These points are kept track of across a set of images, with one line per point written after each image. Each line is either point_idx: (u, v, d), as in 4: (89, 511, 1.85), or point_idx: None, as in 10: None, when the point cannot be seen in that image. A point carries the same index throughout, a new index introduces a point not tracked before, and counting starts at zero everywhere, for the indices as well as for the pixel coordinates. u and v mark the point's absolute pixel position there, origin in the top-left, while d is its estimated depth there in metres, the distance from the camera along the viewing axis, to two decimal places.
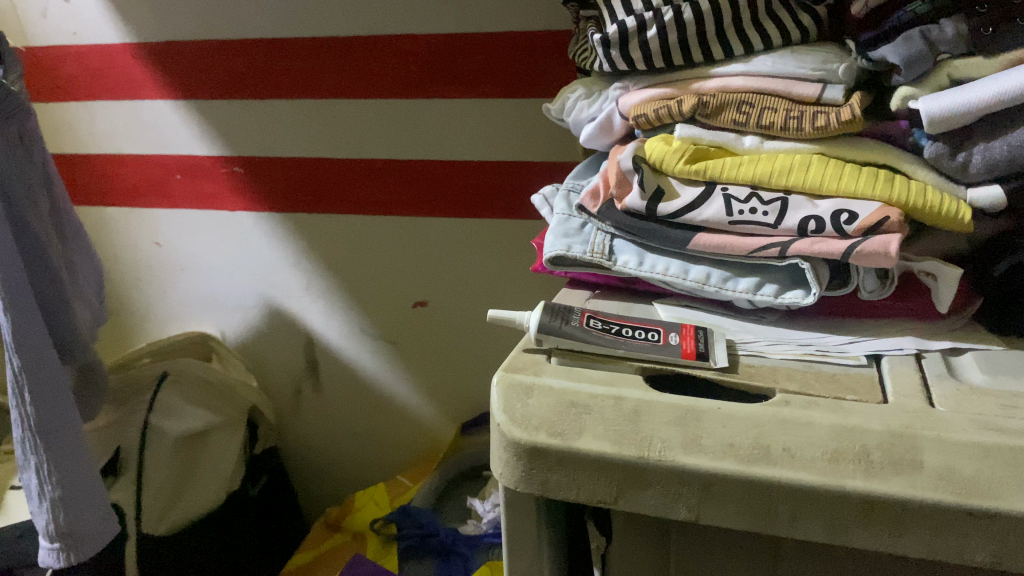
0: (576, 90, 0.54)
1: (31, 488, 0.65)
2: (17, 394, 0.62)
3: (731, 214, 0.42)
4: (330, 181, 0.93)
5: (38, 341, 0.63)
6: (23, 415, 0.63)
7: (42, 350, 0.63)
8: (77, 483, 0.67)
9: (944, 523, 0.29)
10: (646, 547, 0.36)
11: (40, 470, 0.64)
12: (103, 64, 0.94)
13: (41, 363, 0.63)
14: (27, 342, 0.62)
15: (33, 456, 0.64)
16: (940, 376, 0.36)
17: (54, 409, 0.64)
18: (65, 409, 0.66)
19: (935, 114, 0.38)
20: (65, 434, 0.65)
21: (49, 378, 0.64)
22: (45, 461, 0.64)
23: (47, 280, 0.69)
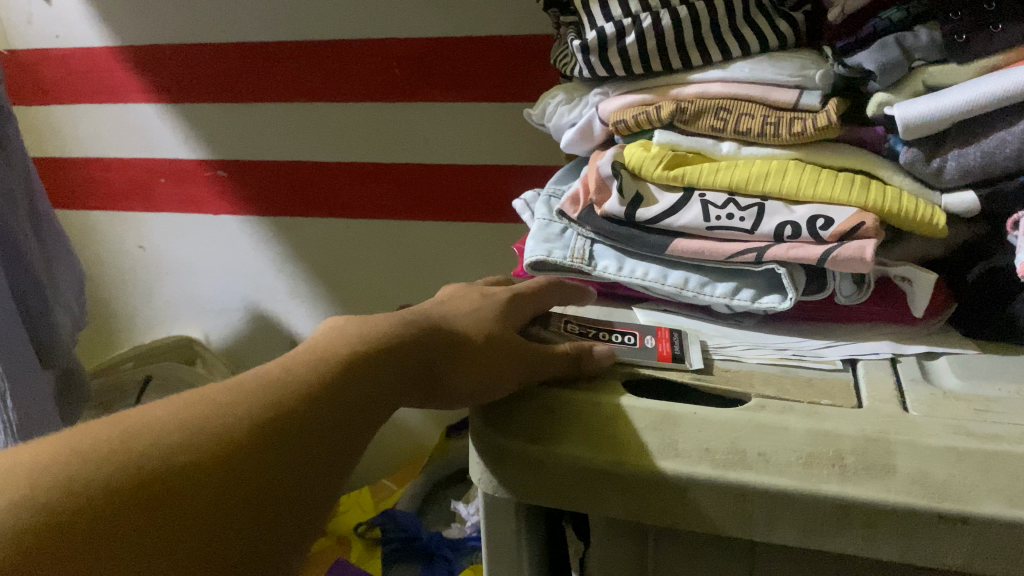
0: (557, 95, 0.54)
1: None
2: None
3: (708, 220, 0.42)
4: (316, 184, 0.93)
5: (18, 349, 0.63)
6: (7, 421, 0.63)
7: (17, 354, 0.63)
8: None
9: (916, 527, 0.30)
10: (626, 551, 0.36)
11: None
12: (86, 67, 0.93)
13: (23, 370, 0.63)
14: (10, 349, 0.61)
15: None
16: (914, 380, 0.37)
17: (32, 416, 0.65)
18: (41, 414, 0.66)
19: (910, 121, 0.38)
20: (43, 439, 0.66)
21: (25, 383, 0.64)
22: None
23: (30, 287, 0.69)
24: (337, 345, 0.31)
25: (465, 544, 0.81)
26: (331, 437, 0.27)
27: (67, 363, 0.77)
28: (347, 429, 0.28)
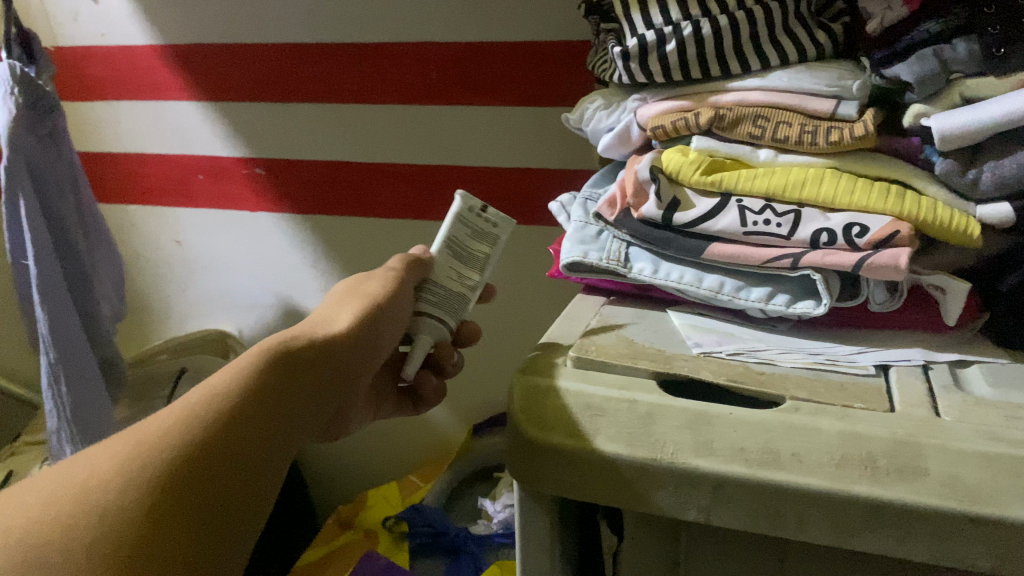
0: (595, 101, 0.55)
1: None
2: (51, 384, 0.66)
3: (745, 225, 0.43)
4: (350, 184, 0.94)
5: (70, 336, 0.67)
6: (59, 405, 0.66)
7: (72, 341, 0.67)
8: None
9: (946, 529, 0.30)
10: (657, 547, 0.37)
11: (72, 457, 0.68)
12: (129, 65, 0.96)
13: (74, 356, 0.66)
14: (61, 336, 0.65)
15: (66, 444, 0.68)
16: (947, 387, 0.37)
17: (86, 404, 0.69)
18: (93, 396, 0.70)
19: (947, 133, 0.39)
20: (93, 424, 0.69)
21: (79, 368, 0.67)
22: (78, 449, 0.68)
23: (78, 277, 0.72)
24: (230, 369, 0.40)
25: (490, 540, 0.82)
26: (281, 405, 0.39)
27: (108, 351, 0.79)
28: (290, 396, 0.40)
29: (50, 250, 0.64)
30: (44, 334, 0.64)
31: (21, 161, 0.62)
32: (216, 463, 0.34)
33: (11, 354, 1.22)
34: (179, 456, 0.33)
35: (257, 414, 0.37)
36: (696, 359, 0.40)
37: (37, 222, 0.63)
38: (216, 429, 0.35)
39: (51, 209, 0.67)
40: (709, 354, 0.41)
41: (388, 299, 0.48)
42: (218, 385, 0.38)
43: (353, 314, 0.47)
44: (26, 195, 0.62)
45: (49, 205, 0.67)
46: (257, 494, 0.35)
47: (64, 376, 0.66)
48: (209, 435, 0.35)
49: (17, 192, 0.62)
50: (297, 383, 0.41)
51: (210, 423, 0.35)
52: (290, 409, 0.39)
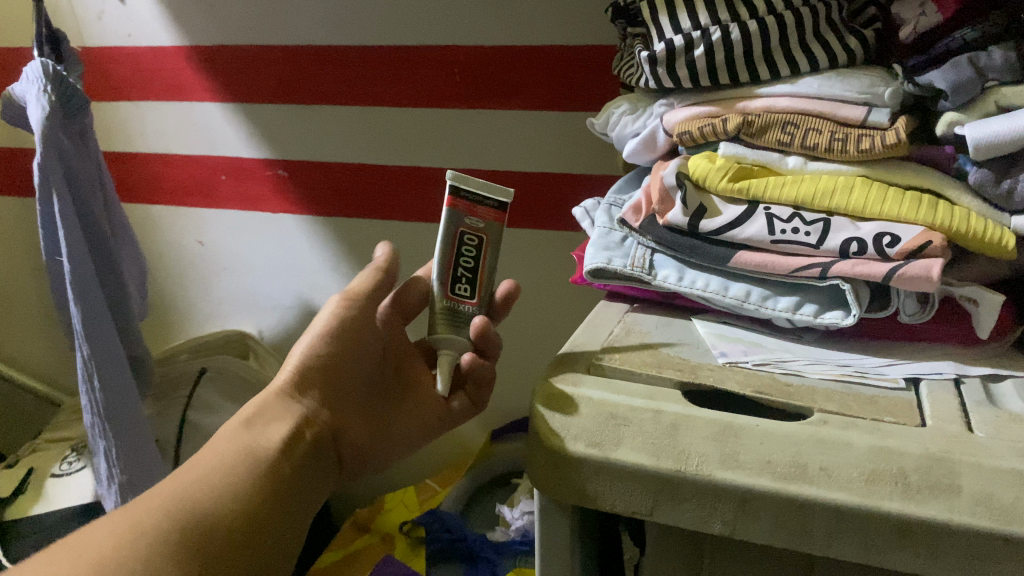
0: (621, 105, 0.54)
1: (102, 472, 0.69)
2: (85, 379, 0.66)
3: (773, 233, 0.42)
4: (373, 187, 0.94)
5: (104, 333, 0.67)
6: (93, 401, 0.67)
7: (106, 339, 0.67)
8: (140, 467, 0.71)
9: (979, 548, 0.30)
10: (680, 560, 0.36)
11: (109, 454, 0.68)
12: (156, 65, 0.96)
13: (107, 353, 0.67)
14: (97, 331, 0.66)
15: (101, 439, 0.68)
16: (979, 402, 0.36)
17: (121, 402, 0.69)
18: (129, 398, 0.70)
19: (981, 142, 0.38)
20: (131, 425, 0.70)
21: (111, 366, 0.68)
22: (113, 445, 0.68)
23: (105, 276, 0.72)
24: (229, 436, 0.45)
25: (508, 547, 0.81)
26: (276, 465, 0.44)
27: (134, 350, 0.79)
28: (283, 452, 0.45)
29: (83, 246, 0.65)
30: (78, 329, 0.66)
31: (55, 157, 0.62)
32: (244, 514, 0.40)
33: (35, 351, 1.23)
34: (184, 514, 0.37)
35: (250, 476, 0.42)
36: (722, 369, 0.40)
37: (70, 219, 0.64)
38: (210, 492, 0.40)
39: (85, 207, 0.68)
40: (735, 364, 0.40)
41: (343, 336, 0.50)
42: (202, 459, 0.42)
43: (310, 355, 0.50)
44: (62, 193, 0.63)
45: (82, 205, 0.67)
46: (263, 543, 0.40)
47: (97, 372, 0.66)
48: (207, 497, 0.39)
49: (51, 188, 0.63)
50: (273, 440, 0.45)
51: (200, 488, 0.40)
52: (280, 467, 0.44)
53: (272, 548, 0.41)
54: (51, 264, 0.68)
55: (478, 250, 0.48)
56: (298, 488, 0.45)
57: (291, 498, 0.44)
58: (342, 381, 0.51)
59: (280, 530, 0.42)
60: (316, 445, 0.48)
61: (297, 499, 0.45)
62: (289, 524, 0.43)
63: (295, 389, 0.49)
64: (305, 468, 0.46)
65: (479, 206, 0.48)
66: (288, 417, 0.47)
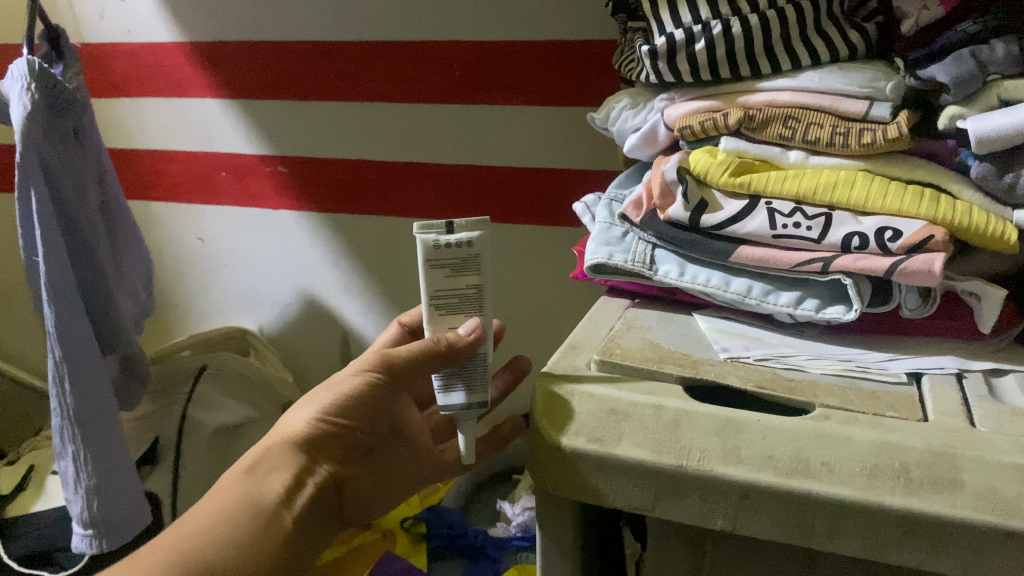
0: (622, 100, 0.54)
1: (67, 474, 0.69)
2: (56, 381, 0.67)
3: (774, 228, 0.42)
4: (373, 183, 0.94)
5: (80, 335, 0.67)
6: (61, 404, 0.67)
7: (82, 339, 0.67)
8: (114, 473, 0.71)
9: (982, 543, 0.30)
10: (681, 555, 0.36)
11: (75, 458, 0.68)
12: (155, 62, 0.96)
13: (81, 358, 0.67)
14: (69, 334, 0.66)
15: (70, 445, 0.68)
16: (981, 397, 0.36)
17: (91, 398, 0.68)
18: (105, 401, 0.70)
19: (983, 135, 0.37)
20: (99, 422, 0.70)
21: (88, 369, 0.68)
22: (80, 450, 0.68)
23: (91, 279, 0.71)
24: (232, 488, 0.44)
25: (509, 544, 0.82)
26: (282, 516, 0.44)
27: (127, 351, 0.79)
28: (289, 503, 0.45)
29: (62, 246, 0.65)
30: (52, 334, 0.66)
31: (33, 156, 0.62)
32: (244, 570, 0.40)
33: (34, 348, 1.23)
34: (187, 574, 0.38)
35: (251, 527, 0.42)
36: (723, 364, 0.40)
37: (48, 218, 0.64)
38: (214, 541, 0.40)
39: (65, 208, 0.67)
40: (736, 359, 0.40)
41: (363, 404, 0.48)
42: (200, 512, 0.42)
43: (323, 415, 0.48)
44: (39, 192, 0.63)
45: (64, 206, 0.67)
46: None
47: (68, 375, 0.66)
48: (209, 552, 0.40)
49: (29, 185, 0.62)
50: (275, 490, 0.44)
51: (200, 543, 0.40)
52: (282, 518, 0.44)
53: None
54: (27, 264, 0.67)
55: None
56: (304, 537, 0.45)
57: (297, 546, 0.44)
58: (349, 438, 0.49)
59: None
60: (318, 496, 0.47)
61: (300, 547, 0.44)
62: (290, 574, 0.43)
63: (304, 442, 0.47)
64: (310, 518, 0.46)
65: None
66: (290, 467, 0.46)
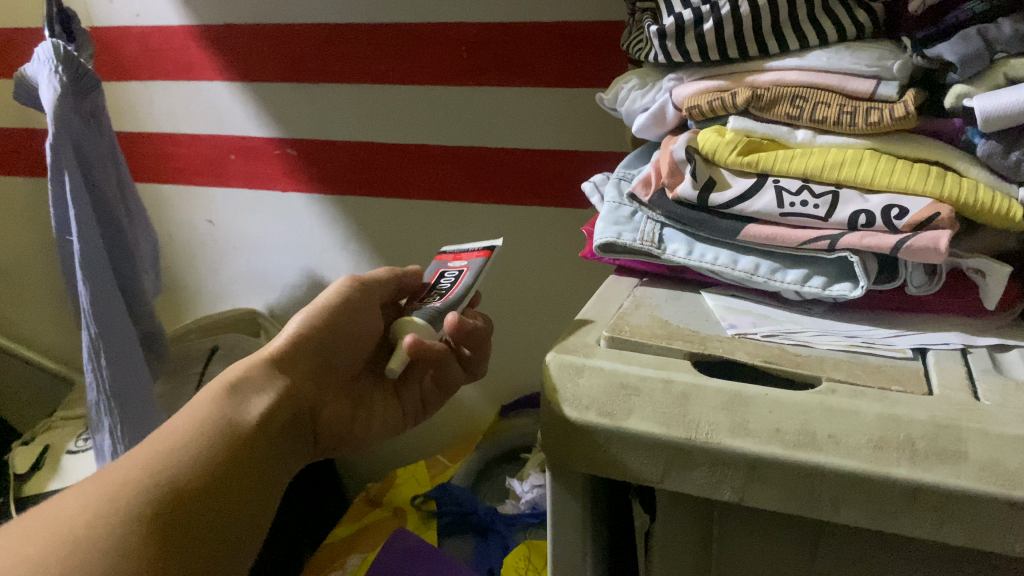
0: (630, 81, 0.55)
1: (105, 447, 0.71)
2: (91, 357, 0.67)
3: (782, 206, 0.42)
4: (382, 165, 0.95)
5: (112, 310, 0.68)
6: (98, 378, 0.68)
7: (113, 315, 0.68)
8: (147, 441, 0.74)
9: (986, 513, 0.30)
10: (689, 524, 0.37)
11: (112, 432, 0.70)
12: (165, 45, 0.96)
13: (113, 333, 0.68)
14: (102, 311, 0.67)
15: (106, 418, 0.69)
16: (986, 371, 0.37)
17: (128, 371, 0.70)
18: (137, 376, 0.71)
19: (990, 114, 0.38)
20: (134, 396, 0.71)
21: (122, 344, 0.69)
22: (117, 424, 0.69)
23: (119, 254, 0.73)
24: (216, 396, 0.45)
25: (519, 520, 0.82)
26: (264, 432, 0.45)
27: (151, 326, 0.81)
28: (271, 420, 0.46)
29: (93, 226, 0.66)
30: (86, 310, 0.66)
31: (67, 137, 0.63)
32: (225, 475, 0.41)
33: (46, 330, 1.24)
34: (151, 488, 0.37)
35: (222, 442, 0.42)
36: (731, 340, 0.40)
37: (81, 197, 0.64)
38: (195, 445, 0.41)
39: (95, 186, 0.68)
40: (744, 336, 0.41)
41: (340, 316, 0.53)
42: (181, 418, 0.43)
43: (303, 329, 0.51)
44: (72, 173, 0.64)
45: (93, 184, 0.68)
46: (239, 504, 0.41)
47: (103, 351, 0.67)
48: (175, 466, 0.39)
49: (61, 167, 0.63)
50: (257, 410, 0.46)
51: (164, 461, 0.39)
52: (255, 440, 0.44)
53: (245, 505, 0.41)
54: (60, 244, 0.68)
55: (455, 278, 0.53)
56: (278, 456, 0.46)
57: (265, 470, 0.44)
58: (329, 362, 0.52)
59: (250, 495, 0.42)
60: (296, 421, 0.49)
61: (275, 462, 0.45)
62: (256, 499, 0.42)
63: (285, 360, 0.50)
64: (284, 439, 0.47)
65: (464, 254, 0.57)
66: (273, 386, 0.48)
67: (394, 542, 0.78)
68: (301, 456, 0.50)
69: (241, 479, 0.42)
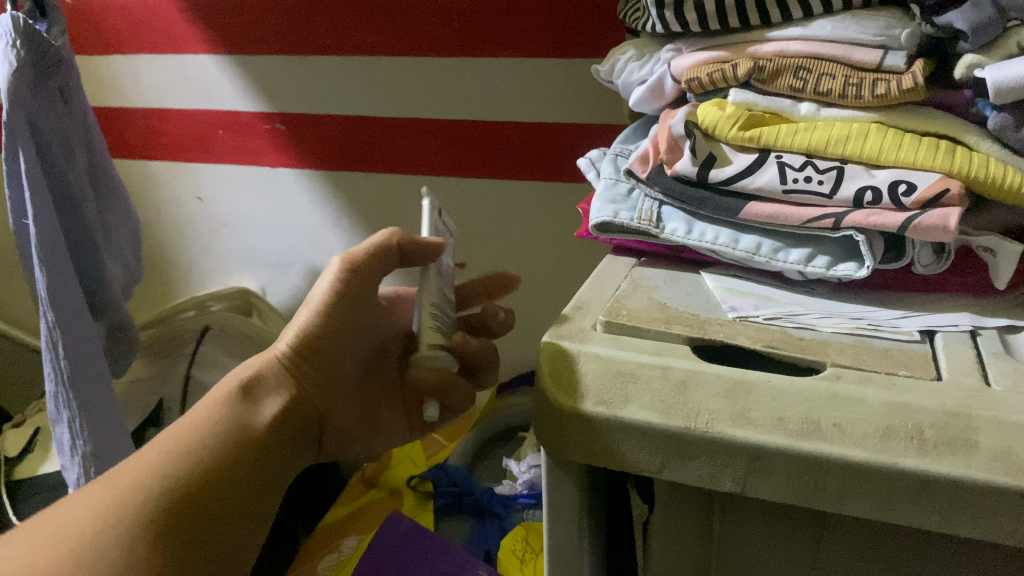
0: (628, 51, 0.52)
1: (64, 441, 0.69)
2: (49, 348, 0.65)
3: (785, 182, 0.41)
4: (374, 139, 0.93)
5: (69, 300, 0.66)
6: (57, 369, 0.66)
7: (69, 301, 0.66)
8: (102, 435, 0.71)
9: (998, 505, 0.29)
10: (687, 515, 0.36)
11: (71, 424, 0.68)
12: (148, 17, 0.94)
13: (71, 321, 0.66)
14: (59, 298, 0.65)
15: (65, 410, 0.68)
16: (996, 354, 0.35)
17: (84, 362, 0.68)
18: (92, 362, 0.69)
19: (1002, 85, 0.36)
20: (91, 388, 0.69)
21: (78, 335, 0.67)
22: (76, 417, 0.68)
23: (77, 239, 0.70)
24: (226, 404, 0.45)
25: (516, 501, 0.82)
26: (267, 448, 0.45)
27: (115, 317, 0.79)
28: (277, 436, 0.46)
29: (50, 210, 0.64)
30: (42, 296, 0.64)
31: (22, 112, 0.61)
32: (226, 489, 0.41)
33: (37, 310, 1.22)
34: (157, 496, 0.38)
35: (228, 446, 0.42)
36: (732, 324, 0.39)
37: (36, 180, 0.62)
38: (204, 452, 0.41)
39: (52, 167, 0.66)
40: (746, 318, 0.39)
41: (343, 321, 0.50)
42: (185, 424, 0.43)
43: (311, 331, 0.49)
44: (26, 152, 0.61)
45: (49, 161, 0.65)
46: (236, 516, 0.41)
47: (61, 342, 0.65)
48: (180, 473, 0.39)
49: (17, 145, 0.61)
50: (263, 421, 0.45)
51: (172, 463, 0.40)
52: (262, 444, 0.44)
53: (239, 516, 0.41)
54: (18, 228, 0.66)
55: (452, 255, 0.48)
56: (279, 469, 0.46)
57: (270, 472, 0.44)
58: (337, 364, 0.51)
59: (248, 510, 0.42)
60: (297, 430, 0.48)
61: (275, 475, 0.45)
62: (258, 500, 0.43)
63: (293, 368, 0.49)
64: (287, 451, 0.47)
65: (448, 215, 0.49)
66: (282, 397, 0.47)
67: (390, 525, 0.77)
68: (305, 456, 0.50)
69: (239, 498, 0.41)
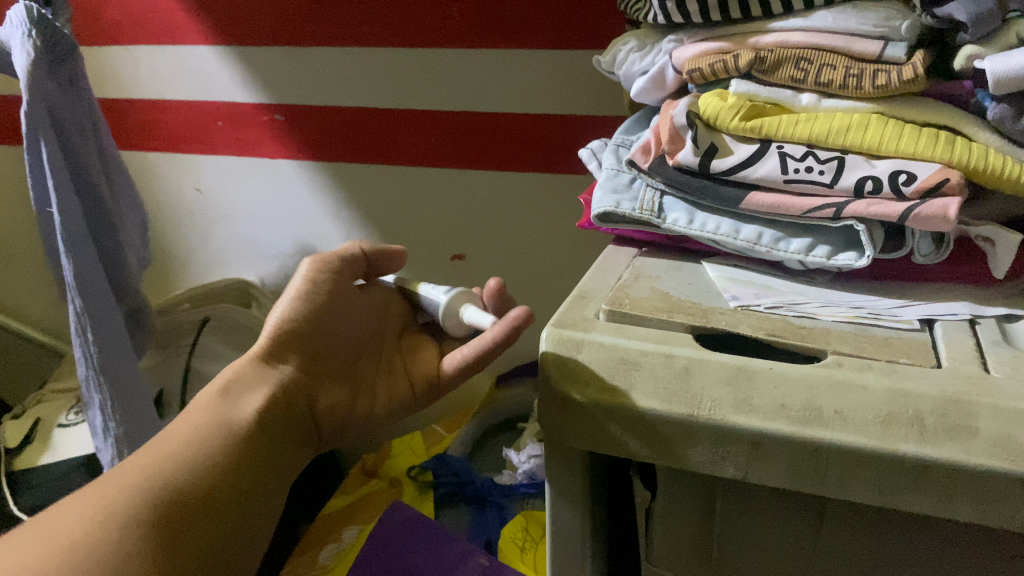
0: (629, 42, 0.53)
1: (97, 424, 0.71)
2: (78, 333, 0.67)
3: (786, 173, 0.41)
4: (373, 130, 0.93)
5: (98, 287, 0.67)
6: (87, 354, 0.68)
7: (99, 286, 0.67)
8: (134, 416, 0.73)
9: (997, 489, 0.29)
10: (689, 500, 0.37)
11: (103, 407, 0.70)
12: (146, 8, 0.94)
13: (100, 307, 0.67)
14: (86, 287, 0.66)
15: (95, 393, 0.70)
16: (995, 343, 0.36)
17: (113, 346, 0.69)
18: (121, 345, 0.71)
19: (1001, 76, 0.36)
20: (122, 371, 0.71)
21: (106, 320, 0.68)
22: (106, 398, 0.70)
23: (101, 225, 0.71)
24: (209, 402, 0.45)
25: (515, 491, 0.82)
26: (256, 439, 0.45)
27: (134, 300, 0.79)
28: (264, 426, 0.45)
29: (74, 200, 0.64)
30: (70, 283, 0.65)
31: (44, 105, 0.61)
32: (216, 485, 0.41)
33: (36, 301, 1.22)
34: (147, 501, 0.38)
35: (221, 442, 0.43)
36: (733, 312, 0.39)
37: (60, 169, 0.63)
38: (192, 451, 0.41)
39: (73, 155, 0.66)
40: (747, 307, 0.40)
41: (321, 303, 0.51)
42: (174, 429, 0.43)
43: (286, 322, 0.50)
44: (49, 143, 0.62)
45: (71, 149, 0.66)
46: (229, 510, 0.41)
47: (90, 326, 0.67)
48: (168, 474, 0.40)
49: (38, 137, 0.62)
50: (248, 414, 0.45)
51: (160, 465, 0.40)
52: (254, 435, 0.45)
53: (233, 510, 0.41)
54: (40, 216, 0.67)
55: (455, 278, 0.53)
56: (272, 459, 0.45)
57: (264, 463, 0.45)
58: (322, 348, 0.51)
59: (243, 505, 0.42)
60: (289, 416, 0.48)
61: (268, 463, 0.45)
62: (252, 493, 0.43)
63: (273, 356, 0.50)
64: (280, 441, 0.46)
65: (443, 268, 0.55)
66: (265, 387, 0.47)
67: (390, 515, 0.77)
68: (305, 446, 0.50)
69: (230, 490, 0.41)
